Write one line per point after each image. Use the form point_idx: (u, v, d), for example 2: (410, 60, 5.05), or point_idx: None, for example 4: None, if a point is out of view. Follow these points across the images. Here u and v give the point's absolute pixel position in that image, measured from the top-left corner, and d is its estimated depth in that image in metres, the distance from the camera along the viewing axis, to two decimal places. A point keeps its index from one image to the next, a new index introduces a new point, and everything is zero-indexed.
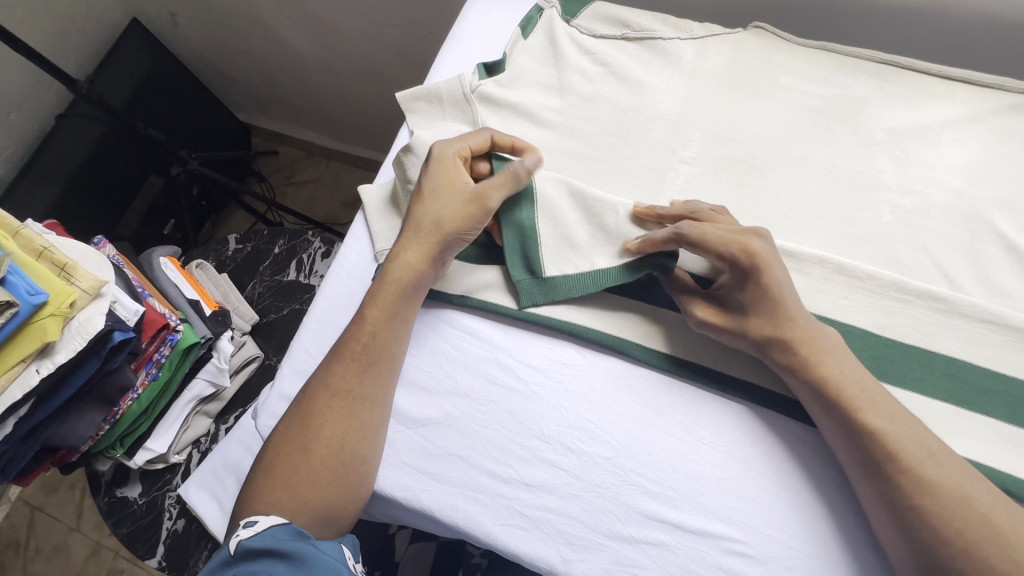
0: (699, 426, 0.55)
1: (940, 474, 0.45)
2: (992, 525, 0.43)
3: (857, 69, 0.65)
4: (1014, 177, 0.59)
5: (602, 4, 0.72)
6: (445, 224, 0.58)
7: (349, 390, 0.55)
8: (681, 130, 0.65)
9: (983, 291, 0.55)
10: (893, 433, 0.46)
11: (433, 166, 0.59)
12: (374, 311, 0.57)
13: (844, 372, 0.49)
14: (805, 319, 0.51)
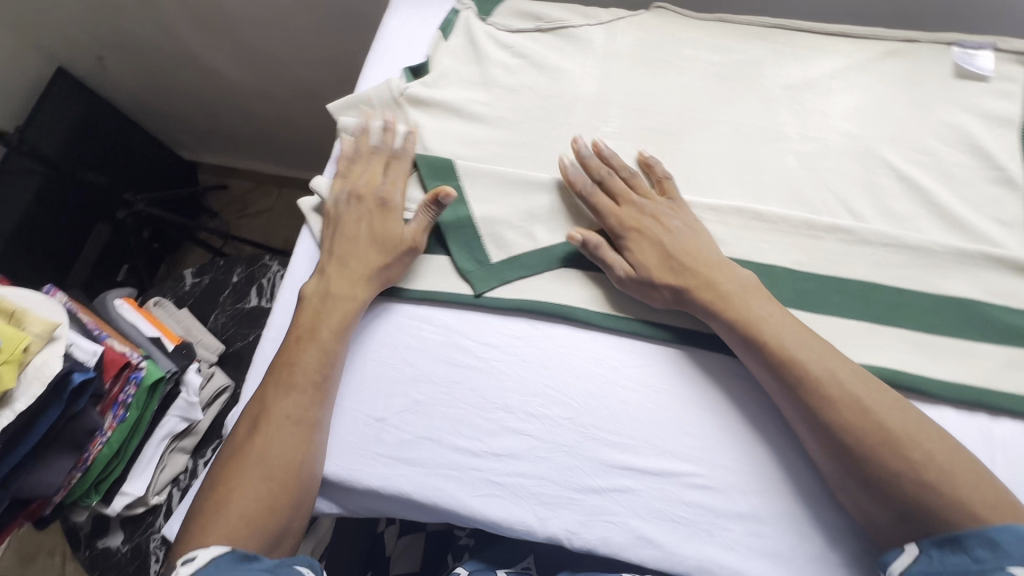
0: (590, 376, 0.60)
1: (845, 392, 0.50)
2: (891, 430, 0.48)
3: (751, 35, 0.71)
4: (897, 115, 0.65)
5: (513, 1, 0.77)
6: (398, 244, 0.62)
7: (307, 411, 0.57)
8: (601, 108, 0.69)
9: (882, 218, 0.62)
10: (802, 357, 0.52)
11: (355, 205, 0.65)
12: (319, 338, 0.59)
13: (762, 311, 0.55)
14: (714, 268, 0.58)
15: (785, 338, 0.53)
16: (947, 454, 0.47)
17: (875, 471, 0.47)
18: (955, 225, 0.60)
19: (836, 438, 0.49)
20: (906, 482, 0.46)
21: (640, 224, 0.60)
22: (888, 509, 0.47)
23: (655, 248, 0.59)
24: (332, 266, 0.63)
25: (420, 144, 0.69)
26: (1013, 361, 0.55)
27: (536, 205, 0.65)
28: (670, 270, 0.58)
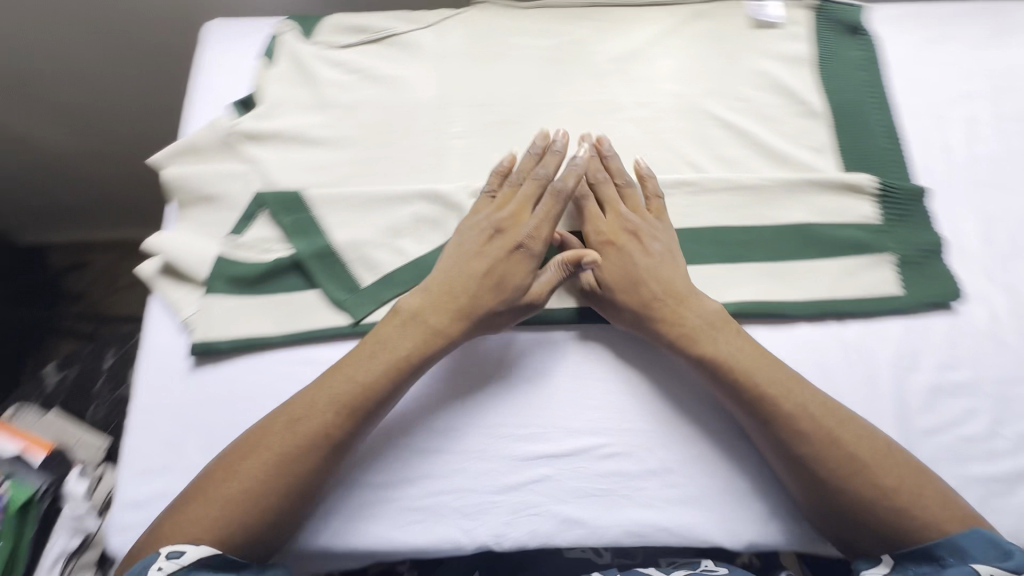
0: (532, 362, 0.60)
1: (818, 422, 0.52)
2: (867, 460, 0.50)
3: (572, 16, 0.74)
4: (712, 69, 0.71)
5: (335, 16, 0.74)
6: (507, 314, 0.59)
7: (347, 433, 0.52)
8: (445, 109, 0.69)
9: (719, 166, 0.67)
10: (710, 334, 0.56)
11: (490, 237, 0.59)
12: (378, 381, 0.54)
13: (729, 347, 0.55)
14: (684, 300, 0.57)
15: (705, 308, 0.57)
16: (912, 480, 0.50)
17: (851, 500, 0.50)
18: (778, 160, 0.67)
19: (815, 473, 0.51)
20: (879, 508, 0.49)
21: (613, 240, 0.61)
22: (859, 532, 0.50)
23: (627, 268, 0.59)
24: (449, 282, 0.58)
25: (265, 180, 0.65)
26: (848, 269, 0.62)
27: (399, 218, 0.64)
28: (637, 298, 0.58)
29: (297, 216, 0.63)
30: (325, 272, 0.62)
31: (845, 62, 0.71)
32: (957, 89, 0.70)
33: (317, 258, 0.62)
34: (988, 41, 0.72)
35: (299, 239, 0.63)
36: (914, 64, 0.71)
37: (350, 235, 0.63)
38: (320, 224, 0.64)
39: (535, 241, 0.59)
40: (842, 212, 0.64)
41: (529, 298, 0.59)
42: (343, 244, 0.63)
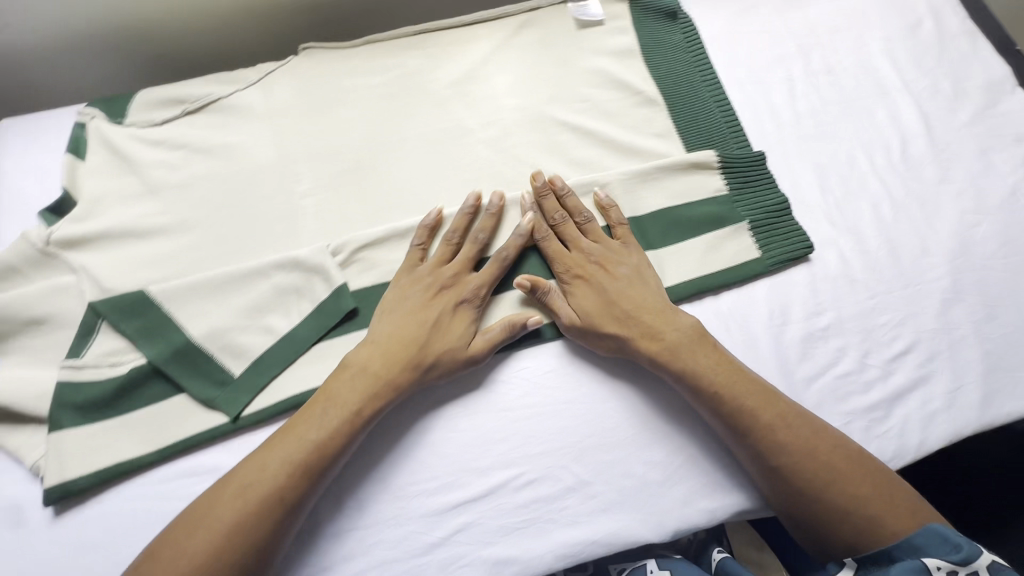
0: (467, 408, 0.58)
1: (798, 439, 0.54)
2: (846, 474, 0.53)
3: (401, 47, 0.72)
4: (549, 76, 0.71)
5: (146, 91, 0.68)
6: (452, 365, 0.57)
7: (298, 496, 0.50)
8: (287, 169, 0.66)
9: (575, 170, 0.67)
10: (661, 329, 0.58)
11: (437, 291, 0.59)
12: (327, 439, 0.52)
13: (705, 351, 0.57)
14: (658, 319, 0.58)
15: (649, 303, 0.59)
16: (887, 497, 0.52)
17: (828, 513, 0.52)
18: (628, 153, 0.68)
19: (795, 492, 0.53)
20: (853, 522, 0.51)
21: (585, 271, 0.61)
22: (833, 540, 0.53)
23: (599, 295, 0.60)
24: (397, 336, 0.57)
25: (98, 287, 0.59)
26: (710, 244, 0.65)
27: (260, 294, 0.60)
28: (616, 320, 0.58)
29: (144, 318, 0.58)
30: (189, 372, 0.57)
31: (669, 48, 0.74)
32: (770, 53, 0.75)
33: (177, 357, 0.57)
34: (788, 4, 0.78)
35: (152, 342, 0.57)
36: (729, 38, 0.75)
37: (209, 325, 0.58)
38: (172, 321, 0.58)
39: (477, 297, 0.60)
40: (694, 191, 0.67)
41: (472, 351, 0.58)
42: (203, 336, 0.58)
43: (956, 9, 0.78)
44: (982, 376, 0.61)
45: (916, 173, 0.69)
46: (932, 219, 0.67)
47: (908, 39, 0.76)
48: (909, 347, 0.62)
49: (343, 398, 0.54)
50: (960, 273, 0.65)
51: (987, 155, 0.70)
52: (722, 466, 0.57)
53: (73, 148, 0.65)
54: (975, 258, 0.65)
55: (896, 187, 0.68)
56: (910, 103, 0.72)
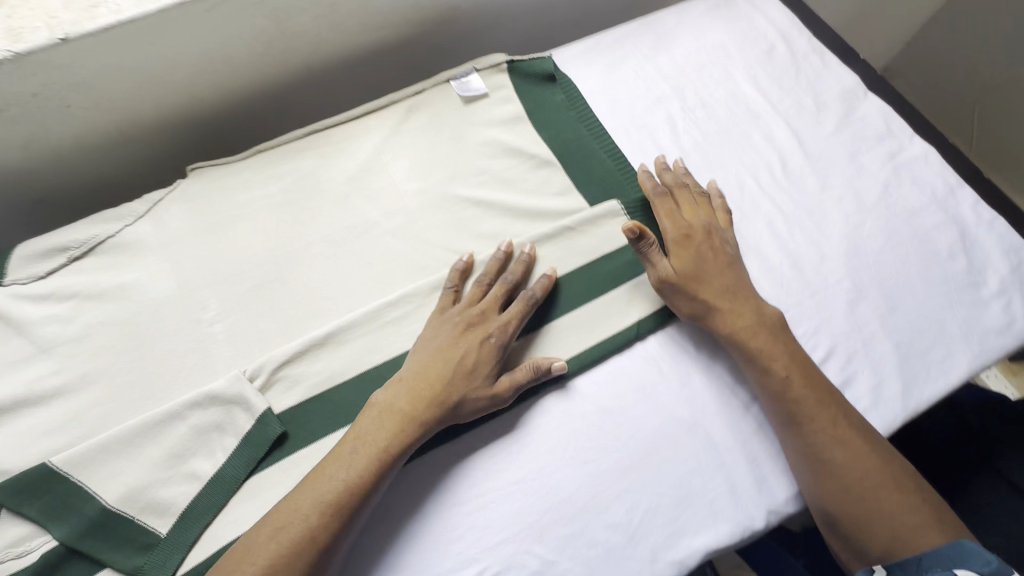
0: (419, 513, 0.56)
1: (858, 432, 0.58)
2: (887, 481, 0.56)
3: (293, 152, 0.72)
4: (445, 154, 0.73)
5: (24, 245, 0.64)
6: (484, 408, 0.58)
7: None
8: (191, 298, 0.63)
9: (486, 242, 0.68)
10: (743, 311, 0.62)
11: (467, 331, 0.60)
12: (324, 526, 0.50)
13: (772, 341, 0.61)
14: (746, 301, 0.63)
15: (742, 284, 0.64)
16: (930, 512, 0.55)
17: (868, 517, 0.55)
18: (534, 217, 0.70)
19: (842, 488, 0.56)
20: (888, 528, 0.54)
21: (690, 244, 0.65)
22: (861, 541, 0.55)
23: (699, 262, 0.64)
24: (426, 377, 0.57)
25: None
26: (627, 293, 0.67)
27: (178, 439, 0.56)
28: (711, 287, 0.63)
29: (49, 494, 0.53)
30: (108, 543, 0.52)
31: (553, 108, 0.77)
32: (648, 98, 0.79)
33: (93, 531, 0.52)
34: (655, 49, 0.83)
35: (61, 521, 0.53)
36: (608, 88, 0.79)
37: (124, 486, 0.54)
38: (80, 491, 0.54)
39: (504, 335, 0.60)
40: (603, 243, 0.69)
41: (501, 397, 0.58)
42: (119, 500, 0.54)
43: (802, 30, 0.86)
44: (898, 367, 0.65)
45: (800, 186, 0.74)
46: (823, 227, 0.71)
47: (767, 63, 0.82)
48: (828, 353, 0.65)
49: (290, 524, 0.49)
50: (859, 273, 0.69)
51: (857, 158, 0.76)
52: (681, 513, 0.57)
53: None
54: (868, 255, 0.70)
55: (785, 202, 0.73)
56: (782, 122, 0.78)
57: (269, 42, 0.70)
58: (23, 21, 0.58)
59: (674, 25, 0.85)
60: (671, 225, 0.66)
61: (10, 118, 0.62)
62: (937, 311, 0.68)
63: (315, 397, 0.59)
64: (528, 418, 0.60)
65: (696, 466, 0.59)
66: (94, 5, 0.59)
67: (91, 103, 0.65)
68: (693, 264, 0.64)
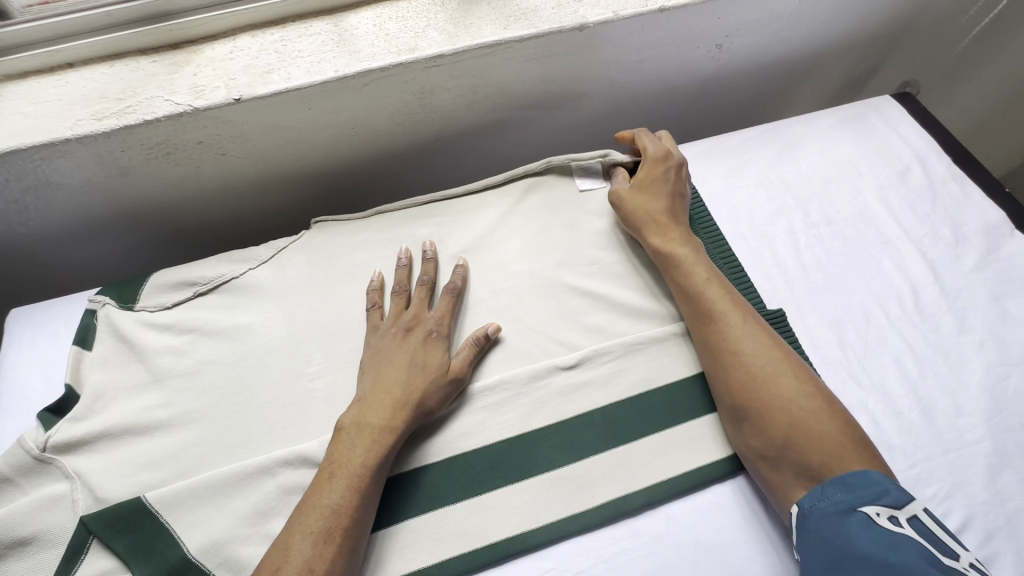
0: None
1: (771, 347, 0.59)
2: (812, 401, 0.55)
3: (412, 217, 0.74)
4: (556, 239, 0.73)
5: (158, 273, 0.68)
6: (446, 381, 0.59)
7: (334, 563, 0.48)
8: (297, 350, 0.65)
9: (590, 336, 0.66)
10: (684, 247, 0.67)
11: (404, 334, 0.62)
12: (356, 473, 0.52)
13: (686, 247, 0.67)
14: (680, 234, 0.68)
15: (677, 223, 0.69)
16: (836, 421, 0.54)
17: (785, 424, 0.55)
18: (640, 318, 0.68)
19: (749, 381, 0.57)
20: (801, 435, 0.54)
21: (647, 181, 0.72)
22: (772, 440, 0.55)
23: (648, 197, 0.71)
24: (385, 379, 0.58)
25: (92, 497, 0.55)
26: None
27: (264, 496, 0.56)
28: (649, 204, 0.70)
29: (137, 531, 0.54)
30: None
31: None
32: (769, 208, 0.77)
33: None
34: (780, 157, 0.81)
35: (144, 561, 0.53)
36: (728, 192, 0.78)
37: (206, 537, 0.54)
38: (166, 534, 0.54)
39: (441, 328, 0.63)
40: None
41: (453, 373, 0.60)
42: (199, 552, 0.53)
43: (942, 154, 0.82)
44: None
45: (933, 325, 0.68)
46: (959, 373, 0.65)
47: (899, 187, 0.79)
48: (965, 524, 0.57)
49: (290, 564, 0.48)
50: (1001, 434, 0.62)
51: (1001, 302, 0.70)
52: None
53: (80, 339, 0.64)
54: (1012, 415, 0.63)
55: (916, 340, 0.67)
56: (915, 252, 0.73)
57: (407, 113, 0.73)
58: (206, 79, 0.64)
59: (801, 135, 0.84)
60: (650, 146, 0.74)
61: (175, 160, 0.68)
62: None
63: (399, 476, 0.58)
64: (616, 538, 0.56)
65: None
66: (269, 71, 0.65)
67: (242, 153, 0.70)
68: (656, 182, 0.72)
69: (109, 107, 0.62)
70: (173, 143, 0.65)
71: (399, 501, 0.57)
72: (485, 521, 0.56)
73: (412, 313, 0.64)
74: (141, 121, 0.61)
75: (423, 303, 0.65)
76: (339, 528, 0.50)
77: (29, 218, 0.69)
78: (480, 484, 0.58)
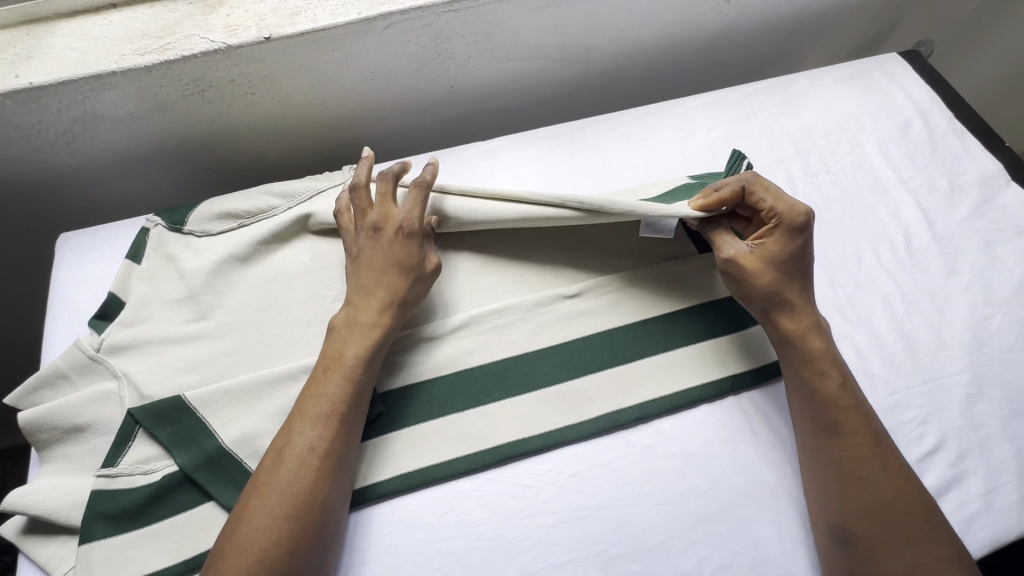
0: (495, 516, 0.58)
1: (898, 477, 0.55)
2: (928, 539, 0.52)
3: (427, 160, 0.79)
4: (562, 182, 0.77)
5: (207, 202, 0.74)
6: (421, 281, 0.63)
7: (333, 441, 0.54)
8: (319, 274, 0.70)
9: (591, 269, 0.70)
10: (814, 343, 0.60)
11: (376, 234, 0.63)
12: (347, 363, 0.57)
13: (817, 341, 0.60)
14: (811, 323, 0.61)
15: (808, 309, 0.61)
16: (950, 559, 0.52)
17: (899, 564, 0.52)
18: (641, 256, 0.72)
19: (872, 515, 0.54)
20: (921, 573, 0.51)
21: (777, 250, 0.61)
22: (884, 573, 0.52)
23: (779, 272, 0.61)
24: (367, 281, 0.61)
25: (137, 394, 0.61)
26: (726, 343, 0.66)
27: (290, 397, 0.62)
28: (780, 284, 0.61)
29: (178, 424, 0.60)
30: (218, 480, 0.58)
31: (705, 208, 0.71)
32: (770, 157, 0.80)
33: (210, 466, 0.58)
34: (783, 110, 0.84)
35: (184, 449, 0.59)
36: (730, 141, 0.81)
37: (238, 431, 0.60)
38: (203, 427, 0.60)
39: (414, 225, 0.63)
40: (706, 288, 0.69)
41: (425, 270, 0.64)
42: (232, 443, 0.59)
43: (943, 108, 0.83)
44: (1017, 477, 0.60)
45: (922, 267, 0.71)
46: (944, 312, 0.68)
47: (899, 139, 0.81)
48: (938, 445, 0.61)
49: (293, 443, 0.53)
50: (981, 367, 0.65)
51: (991, 248, 0.72)
52: None
53: (131, 255, 0.70)
54: (993, 351, 0.66)
55: (905, 281, 0.70)
56: (910, 200, 0.76)
57: (425, 60, 0.77)
58: (238, 20, 0.68)
59: (805, 89, 0.86)
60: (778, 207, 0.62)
61: (209, 98, 0.73)
62: None
63: (411, 386, 0.63)
64: (611, 446, 0.61)
65: (776, 533, 0.58)
66: (297, 13, 0.69)
67: (271, 94, 0.75)
68: (789, 258, 0.61)
69: (150, 44, 0.67)
70: (206, 81, 0.70)
71: (415, 406, 0.62)
72: (490, 426, 0.61)
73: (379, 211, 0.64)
74: (180, 57, 0.66)
75: (388, 203, 0.65)
76: (337, 414, 0.55)
77: (76, 151, 0.75)
78: (485, 394, 0.63)
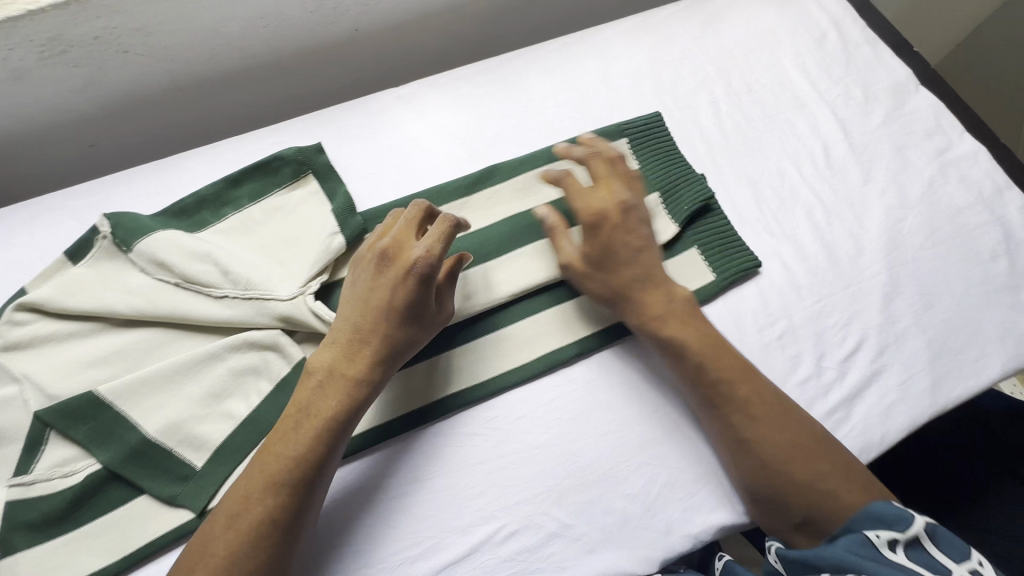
0: (446, 464, 0.58)
1: (779, 427, 0.55)
2: (826, 480, 0.53)
3: (338, 113, 0.74)
4: (484, 125, 0.74)
5: (163, 237, 0.61)
6: (418, 335, 0.55)
7: (293, 507, 0.48)
8: None
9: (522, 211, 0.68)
10: (669, 325, 0.59)
11: (382, 267, 0.54)
12: (315, 425, 0.50)
13: (677, 326, 0.59)
14: (674, 309, 0.60)
15: (669, 296, 0.60)
16: (850, 486, 0.52)
17: (804, 504, 0.52)
18: None
19: (765, 469, 0.54)
20: (819, 510, 0.52)
21: (591, 247, 0.61)
22: (793, 514, 0.53)
23: (608, 272, 0.61)
24: (354, 328, 0.53)
25: (41, 395, 0.56)
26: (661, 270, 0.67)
27: (215, 379, 0.58)
28: (620, 279, 0.61)
29: (95, 421, 0.55)
30: (146, 473, 0.55)
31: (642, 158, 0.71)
32: (693, 79, 0.78)
33: (136, 459, 0.55)
34: (703, 30, 0.82)
35: (105, 445, 0.55)
36: (654, 66, 0.79)
37: (161, 420, 0.56)
38: (122, 421, 0.56)
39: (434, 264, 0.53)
40: None
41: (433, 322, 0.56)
42: (156, 434, 0.56)
43: (855, 18, 0.84)
44: (928, 364, 0.64)
45: (841, 178, 0.73)
46: (862, 219, 0.71)
47: (816, 52, 0.81)
48: (859, 344, 0.64)
49: (248, 512, 0.47)
50: (896, 268, 0.68)
51: (903, 153, 0.75)
52: (699, 489, 0.59)
53: (70, 253, 0.61)
54: (907, 250, 0.69)
55: (826, 193, 0.72)
56: (828, 112, 0.77)
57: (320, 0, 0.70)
58: None
59: (723, 8, 0.84)
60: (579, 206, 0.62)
61: (73, 61, 0.64)
62: (973, 311, 0.67)
63: None
64: (555, 385, 0.61)
65: None
66: None
67: (148, 50, 0.67)
68: (606, 246, 0.61)
69: None
70: (66, 40, 0.61)
71: None
72: (432, 381, 0.60)
73: (393, 243, 0.55)
74: (23, 12, 0.57)
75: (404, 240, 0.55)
76: (304, 483, 0.49)
77: None
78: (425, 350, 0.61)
